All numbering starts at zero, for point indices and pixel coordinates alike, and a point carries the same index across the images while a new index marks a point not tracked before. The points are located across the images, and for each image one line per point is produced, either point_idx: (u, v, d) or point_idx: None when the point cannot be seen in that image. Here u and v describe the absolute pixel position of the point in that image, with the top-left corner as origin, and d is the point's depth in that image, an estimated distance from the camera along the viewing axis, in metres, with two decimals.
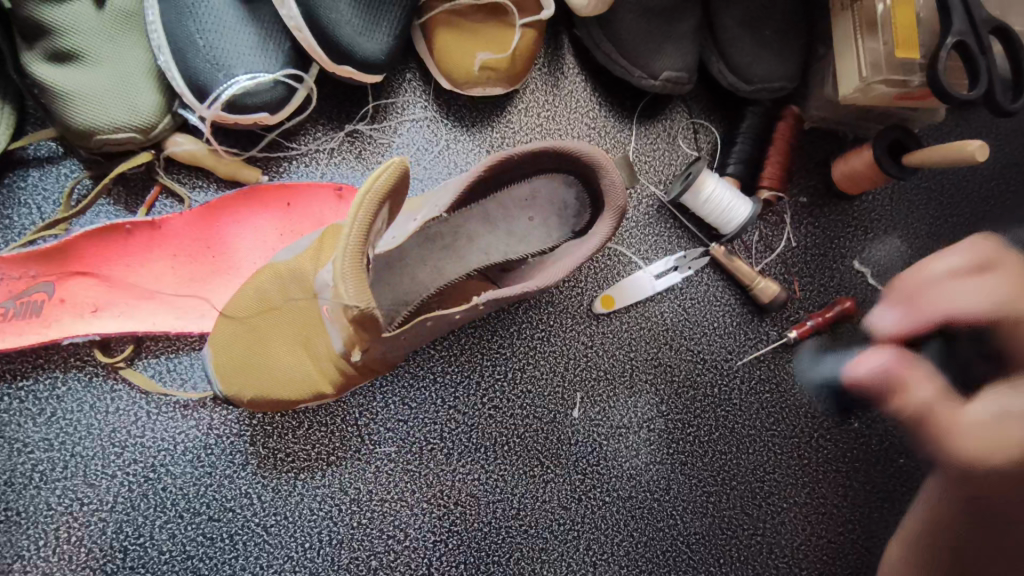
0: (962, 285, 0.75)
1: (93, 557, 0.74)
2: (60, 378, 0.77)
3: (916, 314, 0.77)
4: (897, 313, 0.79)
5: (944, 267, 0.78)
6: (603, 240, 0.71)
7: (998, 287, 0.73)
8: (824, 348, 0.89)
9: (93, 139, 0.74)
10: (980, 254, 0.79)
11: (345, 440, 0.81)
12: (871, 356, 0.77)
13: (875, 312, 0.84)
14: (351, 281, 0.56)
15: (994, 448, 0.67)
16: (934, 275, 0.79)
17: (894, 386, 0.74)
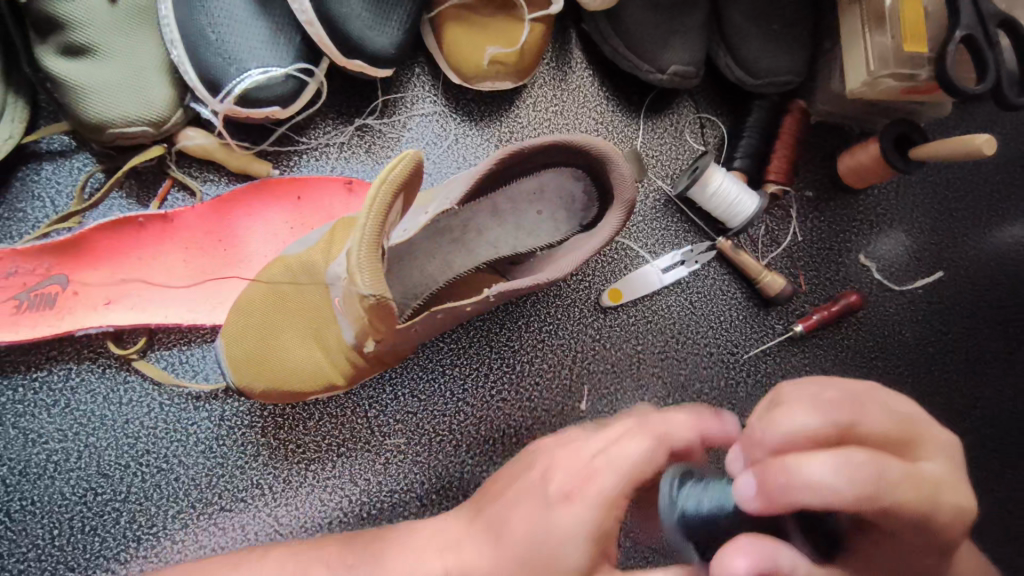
0: (811, 470, 0.44)
1: (106, 547, 0.75)
2: (74, 369, 0.78)
3: (781, 488, 0.45)
4: (753, 484, 0.47)
5: (792, 429, 0.47)
6: (611, 233, 0.72)
7: (853, 469, 0.44)
8: (724, 480, 0.54)
9: (107, 132, 0.75)
10: (830, 414, 0.48)
11: (355, 431, 0.82)
12: (733, 540, 0.47)
13: (734, 454, 0.51)
14: (366, 271, 0.57)
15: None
16: (772, 445, 0.47)
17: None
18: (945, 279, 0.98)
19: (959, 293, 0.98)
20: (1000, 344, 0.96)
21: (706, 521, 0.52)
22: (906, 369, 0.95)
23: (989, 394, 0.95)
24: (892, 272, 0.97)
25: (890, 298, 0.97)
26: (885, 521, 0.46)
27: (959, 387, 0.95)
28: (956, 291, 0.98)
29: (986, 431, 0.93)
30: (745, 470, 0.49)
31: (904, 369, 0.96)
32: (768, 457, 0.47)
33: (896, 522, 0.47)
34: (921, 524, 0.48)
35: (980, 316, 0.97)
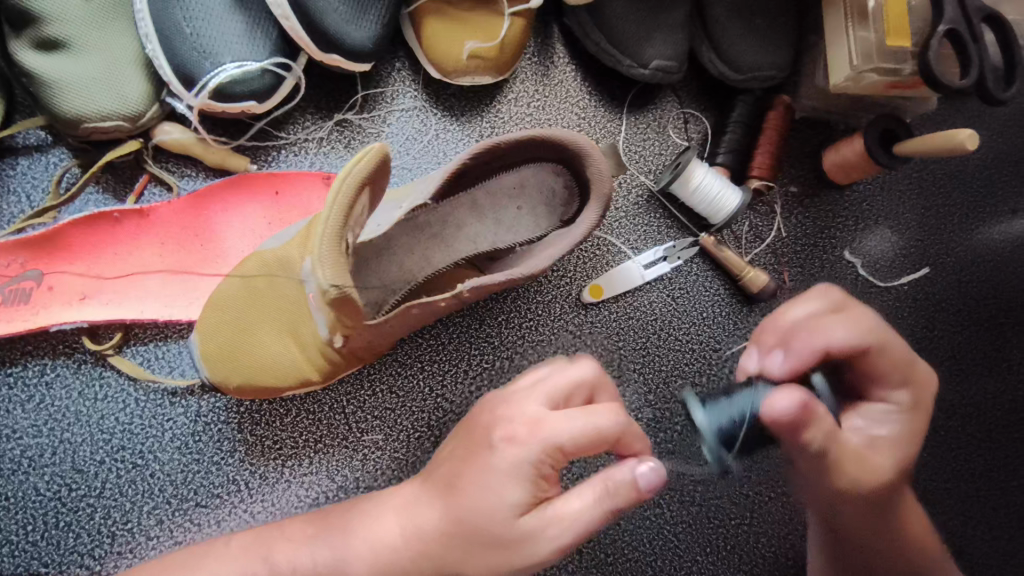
0: (834, 330, 0.71)
1: (81, 542, 0.75)
2: (49, 365, 0.78)
3: (813, 343, 0.70)
4: (785, 351, 0.71)
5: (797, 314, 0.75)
6: (589, 228, 0.71)
7: (857, 325, 0.72)
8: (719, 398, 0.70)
9: (81, 127, 0.75)
10: (824, 301, 0.75)
11: (333, 428, 0.81)
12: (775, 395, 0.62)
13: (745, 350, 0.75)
14: (327, 264, 0.56)
15: (840, 472, 0.69)
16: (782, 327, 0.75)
17: (805, 422, 0.62)
18: (930, 276, 0.97)
19: (943, 291, 0.97)
20: (984, 344, 0.96)
21: (736, 425, 0.66)
22: None
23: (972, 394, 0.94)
24: (877, 269, 0.97)
25: (876, 295, 0.96)
26: (904, 377, 0.74)
27: (945, 383, 0.95)
28: (941, 288, 0.97)
29: (972, 428, 0.93)
30: (759, 348, 0.74)
31: None
32: (787, 330, 0.73)
33: (879, 371, 0.73)
34: (897, 381, 0.74)
35: (965, 312, 0.97)
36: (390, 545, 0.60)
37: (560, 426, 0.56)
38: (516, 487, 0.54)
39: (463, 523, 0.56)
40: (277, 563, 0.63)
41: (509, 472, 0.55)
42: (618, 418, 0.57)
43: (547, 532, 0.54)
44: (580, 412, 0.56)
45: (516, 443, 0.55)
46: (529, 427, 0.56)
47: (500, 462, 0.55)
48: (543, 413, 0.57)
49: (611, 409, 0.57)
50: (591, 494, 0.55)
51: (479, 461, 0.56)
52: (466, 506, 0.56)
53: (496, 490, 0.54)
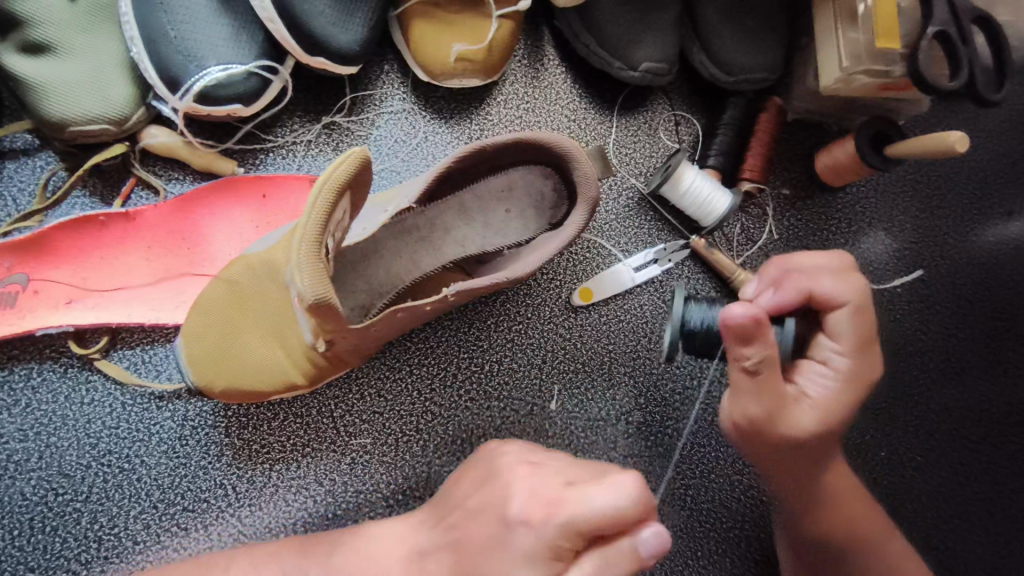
0: (819, 278, 0.67)
1: (67, 547, 0.75)
2: (35, 369, 0.77)
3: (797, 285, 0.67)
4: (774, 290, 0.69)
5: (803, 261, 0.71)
6: (575, 231, 0.70)
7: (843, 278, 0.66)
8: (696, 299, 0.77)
9: (66, 131, 0.75)
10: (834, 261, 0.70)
11: (321, 432, 0.81)
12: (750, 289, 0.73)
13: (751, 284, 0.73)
14: (307, 269, 0.56)
15: (758, 399, 0.64)
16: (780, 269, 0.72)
17: (751, 335, 0.60)
18: (924, 279, 0.96)
19: (938, 293, 0.96)
20: (978, 347, 0.95)
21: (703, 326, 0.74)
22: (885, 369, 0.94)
23: (967, 397, 0.94)
24: (871, 272, 0.96)
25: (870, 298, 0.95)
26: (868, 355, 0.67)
27: (939, 385, 0.94)
28: (936, 290, 0.96)
29: (967, 430, 0.93)
30: (754, 282, 0.71)
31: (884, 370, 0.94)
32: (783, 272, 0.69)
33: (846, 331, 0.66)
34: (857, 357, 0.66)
35: (960, 314, 0.96)
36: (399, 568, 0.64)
37: (574, 509, 0.51)
38: (523, 570, 0.52)
39: (467, 574, 0.57)
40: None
41: (520, 552, 0.53)
42: (639, 496, 0.50)
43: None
44: (599, 490, 0.51)
45: (530, 525, 0.53)
46: (545, 509, 0.53)
47: (513, 542, 0.54)
48: (562, 493, 0.54)
49: (630, 483, 0.51)
50: (593, 569, 0.52)
51: (494, 537, 0.55)
52: (476, 571, 0.56)
53: (506, 569, 0.53)
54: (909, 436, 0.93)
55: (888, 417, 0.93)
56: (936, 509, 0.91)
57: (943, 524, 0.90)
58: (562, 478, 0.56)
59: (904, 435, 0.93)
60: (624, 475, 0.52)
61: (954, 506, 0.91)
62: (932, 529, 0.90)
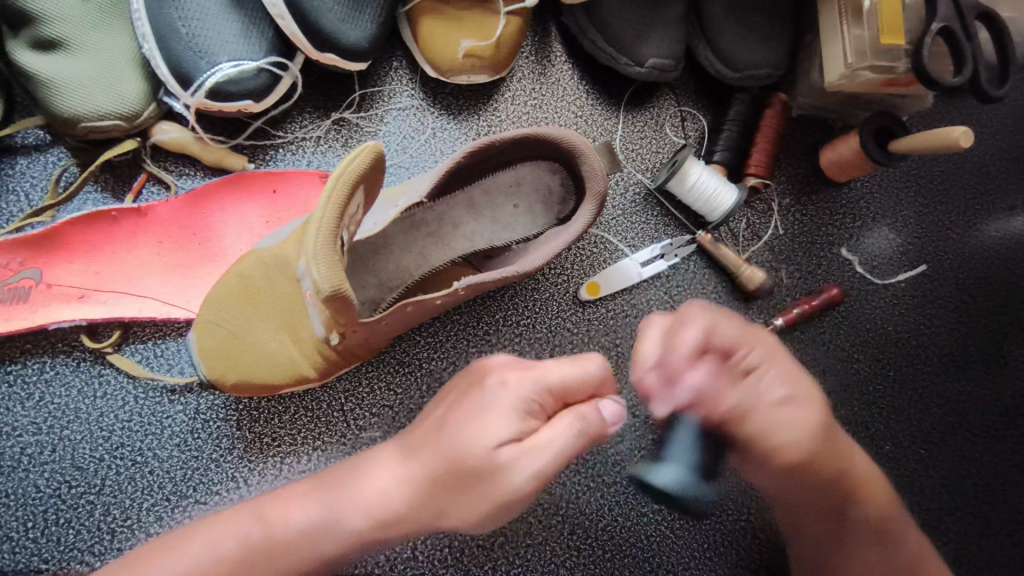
0: None
1: (80, 539, 0.76)
2: (49, 362, 0.78)
3: (682, 338, 0.63)
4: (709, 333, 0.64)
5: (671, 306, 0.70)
6: (584, 226, 0.71)
7: None
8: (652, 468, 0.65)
9: (79, 127, 0.75)
10: None
11: (331, 425, 0.82)
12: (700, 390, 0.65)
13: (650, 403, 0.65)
14: (322, 261, 0.57)
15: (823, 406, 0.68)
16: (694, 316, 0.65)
17: (669, 376, 0.63)
18: (928, 273, 0.97)
19: (941, 288, 0.97)
20: (980, 340, 0.96)
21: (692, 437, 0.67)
22: (889, 363, 0.95)
23: (969, 389, 0.95)
24: (875, 267, 0.97)
25: (874, 293, 0.96)
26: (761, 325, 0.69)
27: (942, 379, 0.95)
28: (939, 284, 0.97)
29: (970, 423, 0.94)
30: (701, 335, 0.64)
31: (888, 364, 0.95)
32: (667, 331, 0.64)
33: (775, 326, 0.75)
34: (758, 334, 0.66)
35: (963, 308, 0.96)
36: (380, 493, 0.60)
37: (549, 368, 0.58)
38: (502, 420, 0.55)
39: (444, 466, 0.56)
40: (271, 521, 0.62)
41: (499, 406, 0.56)
42: (604, 365, 0.60)
43: (522, 465, 0.54)
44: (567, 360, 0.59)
45: (508, 384, 0.57)
46: (520, 371, 0.59)
47: (490, 400, 0.57)
48: (534, 363, 0.60)
49: (596, 357, 0.61)
50: (568, 426, 0.56)
51: (469, 401, 0.58)
52: (450, 445, 0.56)
53: (481, 425, 0.55)
54: (912, 428, 0.94)
55: (891, 410, 0.94)
56: (939, 501, 0.92)
57: (945, 516, 0.92)
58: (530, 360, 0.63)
59: (908, 429, 0.94)
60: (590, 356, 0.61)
61: (957, 499, 0.92)
62: (935, 521, 0.91)
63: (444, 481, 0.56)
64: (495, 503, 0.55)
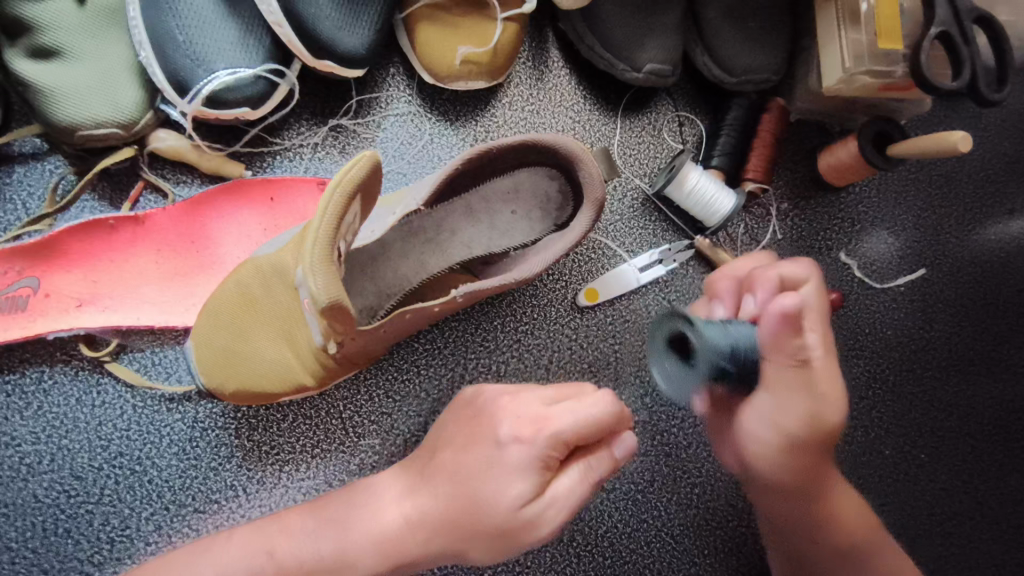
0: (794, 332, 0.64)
1: (80, 549, 0.76)
2: (47, 371, 0.78)
3: (772, 272, 0.66)
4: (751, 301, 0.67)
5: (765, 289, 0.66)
6: (582, 232, 0.71)
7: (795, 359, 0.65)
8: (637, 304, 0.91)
9: (76, 135, 0.75)
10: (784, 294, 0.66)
11: (330, 433, 0.82)
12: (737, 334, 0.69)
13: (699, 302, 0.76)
14: (320, 272, 0.57)
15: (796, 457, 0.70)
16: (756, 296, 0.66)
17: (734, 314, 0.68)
18: (927, 277, 0.97)
19: (940, 291, 0.97)
20: (980, 344, 0.96)
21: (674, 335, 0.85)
22: (888, 368, 0.95)
23: (969, 393, 0.95)
24: (874, 270, 0.96)
25: (873, 297, 0.96)
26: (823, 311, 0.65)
27: (941, 383, 0.95)
28: (938, 287, 0.97)
29: (971, 428, 0.94)
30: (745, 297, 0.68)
31: (888, 368, 0.95)
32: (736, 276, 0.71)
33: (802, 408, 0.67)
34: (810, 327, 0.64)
35: (962, 311, 0.96)
36: (395, 528, 0.62)
37: (561, 421, 0.57)
38: (520, 482, 0.57)
39: (464, 511, 0.59)
40: (284, 558, 0.63)
41: (515, 465, 0.57)
42: (613, 405, 0.58)
43: (545, 515, 0.58)
44: (578, 404, 0.58)
45: (522, 443, 0.57)
46: (533, 426, 0.58)
47: (505, 459, 0.58)
48: (544, 411, 0.59)
49: (607, 395, 0.58)
50: (579, 477, 0.59)
51: (482, 456, 0.59)
52: (472, 491, 0.59)
53: (498, 485, 0.57)
54: (912, 434, 0.94)
55: (892, 415, 0.94)
56: (940, 506, 0.92)
57: (946, 521, 0.92)
58: (538, 395, 0.61)
59: (908, 433, 0.94)
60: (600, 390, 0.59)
61: (957, 504, 0.92)
62: (935, 525, 0.91)
63: (465, 527, 0.59)
64: (521, 547, 0.60)
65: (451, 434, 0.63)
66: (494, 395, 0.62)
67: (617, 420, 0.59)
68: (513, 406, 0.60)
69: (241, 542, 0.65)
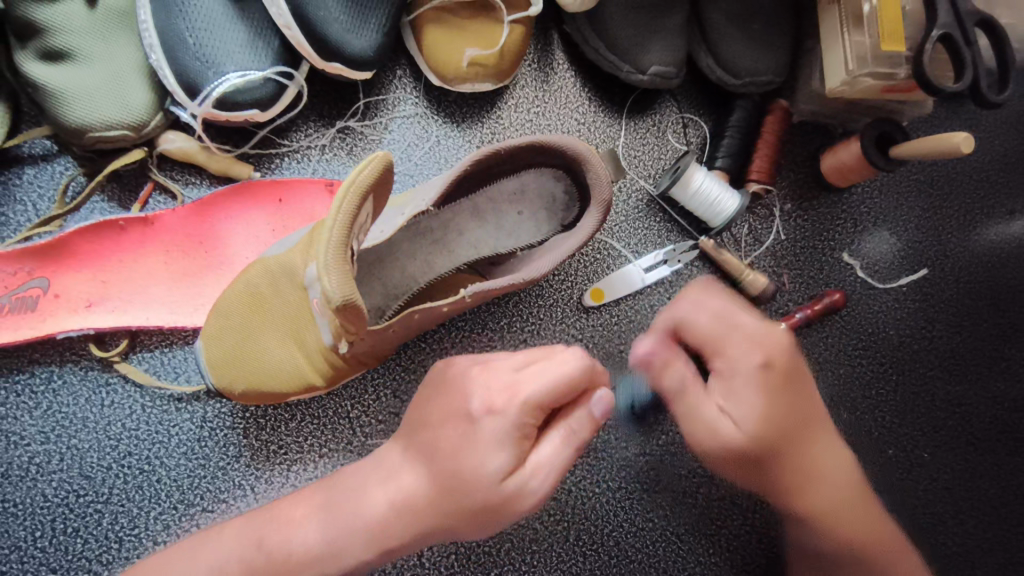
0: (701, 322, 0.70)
1: (89, 548, 0.76)
2: (57, 371, 0.79)
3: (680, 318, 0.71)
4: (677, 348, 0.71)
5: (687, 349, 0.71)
6: (589, 233, 0.71)
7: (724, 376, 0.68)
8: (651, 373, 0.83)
9: (86, 137, 0.76)
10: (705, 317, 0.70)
11: (337, 432, 0.82)
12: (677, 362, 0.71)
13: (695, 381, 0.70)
14: (333, 272, 0.57)
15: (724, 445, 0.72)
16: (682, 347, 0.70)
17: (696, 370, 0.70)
18: (929, 277, 0.98)
19: (942, 292, 0.97)
20: (981, 343, 0.97)
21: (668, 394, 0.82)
22: (891, 368, 0.95)
23: (971, 392, 0.95)
24: (876, 271, 0.97)
25: (876, 297, 0.97)
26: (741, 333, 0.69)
27: (944, 383, 0.95)
28: (940, 288, 0.97)
29: (974, 427, 0.95)
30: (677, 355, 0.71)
31: (890, 368, 0.95)
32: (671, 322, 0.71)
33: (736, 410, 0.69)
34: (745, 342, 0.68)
35: (964, 311, 0.97)
36: (382, 514, 0.61)
37: (532, 386, 0.58)
38: (499, 454, 0.57)
39: (447, 487, 0.58)
40: (272, 548, 0.63)
41: (493, 440, 0.57)
42: (585, 361, 0.59)
43: (529, 486, 0.58)
44: (547, 367, 0.59)
45: (495, 414, 0.57)
46: (507, 394, 0.58)
47: (482, 433, 0.58)
48: (514, 377, 0.59)
49: (576, 354, 0.59)
50: (560, 443, 0.59)
51: (461, 433, 0.58)
52: (450, 468, 0.58)
53: (478, 457, 0.57)
54: (916, 433, 0.94)
55: (894, 414, 0.94)
56: (942, 505, 0.93)
57: (949, 520, 0.92)
58: (509, 363, 0.61)
59: (912, 433, 0.94)
60: (569, 351, 0.61)
61: (959, 502, 0.93)
62: (937, 524, 0.92)
63: (451, 506, 0.58)
64: (507, 521, 0.60)
65: (427, 408, 0.62)
66: (464, 366, 0.62)
67: (594, 377, 0.61)
68: (484, 373, 0.60)
69: (232, 536, 0.65)
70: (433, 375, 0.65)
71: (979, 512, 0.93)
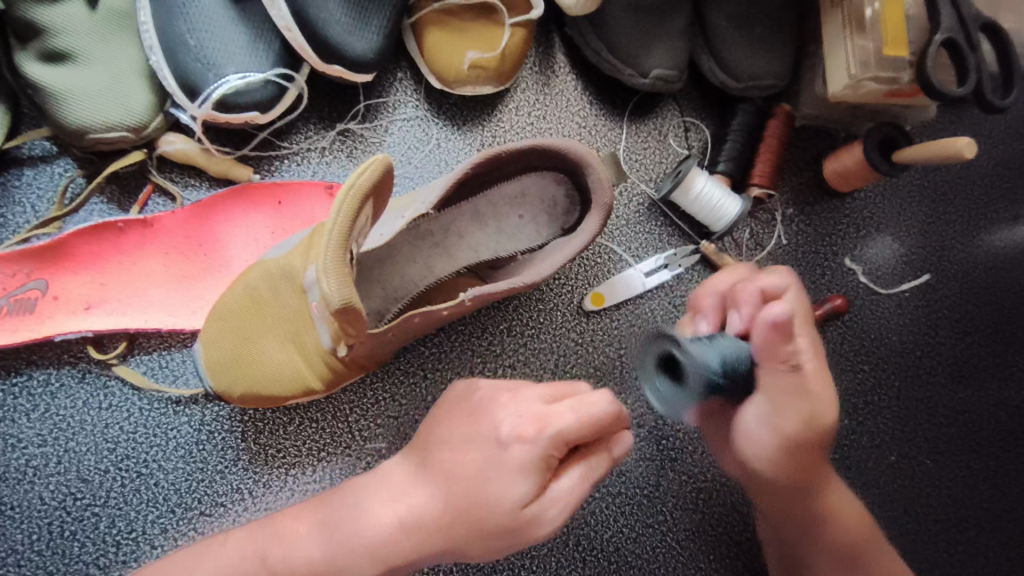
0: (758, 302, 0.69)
1: (85, 551, 0.76)
2: (54, 374, 0.78)
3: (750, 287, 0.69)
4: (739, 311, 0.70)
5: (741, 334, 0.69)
6: (590, 237, 0.71)
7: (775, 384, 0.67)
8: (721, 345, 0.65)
9: (86, 138, 0.75)
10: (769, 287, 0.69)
11: (336, 436, 0.82)
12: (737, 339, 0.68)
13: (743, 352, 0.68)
14: (333, 275, 0.57)
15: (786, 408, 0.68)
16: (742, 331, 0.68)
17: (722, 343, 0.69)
18: (931, 283, 0.97)
19: (944, 297, 0.97)
20: (984, 349, 0.96)
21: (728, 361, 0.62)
22: (893, 374, 0.95)
23: (974, 399, 0.95)
24: (878, 276, 0.97)
25: (877, 302, 0.96)
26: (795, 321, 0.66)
27: (946, 389, 0.95)
28: (943, 293, 0.97)
29: (976, 434, 0.94)
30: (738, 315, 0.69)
31: (893, 374, 0.95)
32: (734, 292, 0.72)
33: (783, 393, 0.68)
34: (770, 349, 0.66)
35: (966, 318, 0.97)
36: (386, 533, 0.60)
37: (562, 420, 0.56)
38: (522, 484, 0.56)
39: (462, 511, 0.58)
40: (273, 563, 0.63)
41: (517, 470, 0.56)
42: (613, 405, 0.58)
43: (546, 514, 0.58)
44: (576, 402, 0.58)
45: (523, 442, 0.56)
46: (536, 424, 0.57)
47: (506, 461, 0.56)
48: (545, 409, 0.58)
49: (608, 395, 0.58)
50: (580, 475, 0.59)
51: (485, 460, 0.57)
52: (470, 494, 0.57)
53: (501, 485, 0.56)
54: (919, 440, 0.94)
55: (896, 420, 0.94)
56: (945, 513, 0.92)
57: (952, 528, 0.92)
58: (536, 394, 0.60)
59: (913, 439, 0.94)
60: (600, 390, 0.59)
61: (962, 510, 0.92)
62: (939, 532, 0.92)
63: (465, 529, 0.58)
64: (519, 545, 0.60)
65: (449, 432, 0.61)
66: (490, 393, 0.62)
67: (620, 415, 0.59)
68: (512, 405, 0.59)
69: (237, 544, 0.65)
70: (455, 401, 0.64)
71: (981, 519, 0.92)
